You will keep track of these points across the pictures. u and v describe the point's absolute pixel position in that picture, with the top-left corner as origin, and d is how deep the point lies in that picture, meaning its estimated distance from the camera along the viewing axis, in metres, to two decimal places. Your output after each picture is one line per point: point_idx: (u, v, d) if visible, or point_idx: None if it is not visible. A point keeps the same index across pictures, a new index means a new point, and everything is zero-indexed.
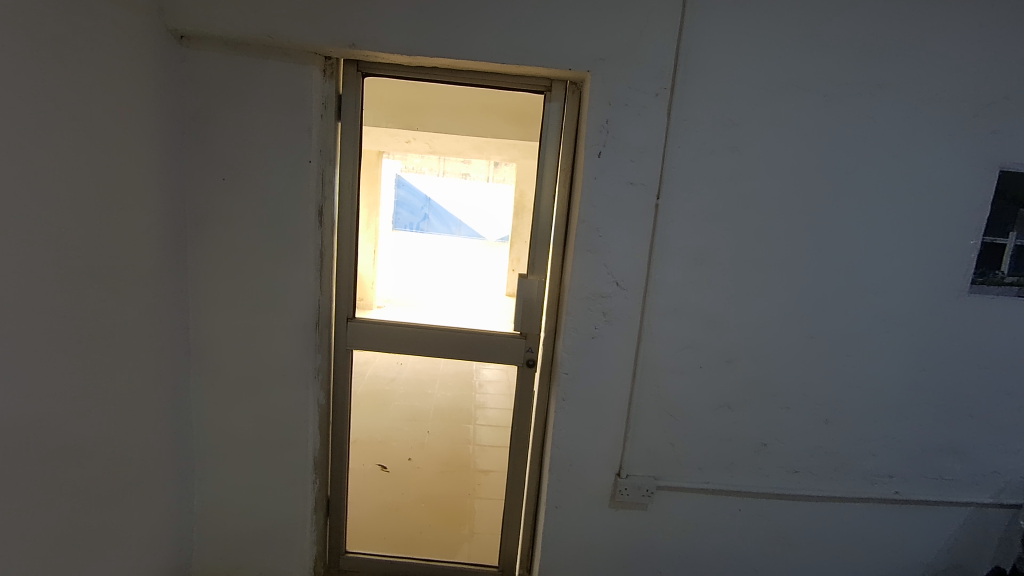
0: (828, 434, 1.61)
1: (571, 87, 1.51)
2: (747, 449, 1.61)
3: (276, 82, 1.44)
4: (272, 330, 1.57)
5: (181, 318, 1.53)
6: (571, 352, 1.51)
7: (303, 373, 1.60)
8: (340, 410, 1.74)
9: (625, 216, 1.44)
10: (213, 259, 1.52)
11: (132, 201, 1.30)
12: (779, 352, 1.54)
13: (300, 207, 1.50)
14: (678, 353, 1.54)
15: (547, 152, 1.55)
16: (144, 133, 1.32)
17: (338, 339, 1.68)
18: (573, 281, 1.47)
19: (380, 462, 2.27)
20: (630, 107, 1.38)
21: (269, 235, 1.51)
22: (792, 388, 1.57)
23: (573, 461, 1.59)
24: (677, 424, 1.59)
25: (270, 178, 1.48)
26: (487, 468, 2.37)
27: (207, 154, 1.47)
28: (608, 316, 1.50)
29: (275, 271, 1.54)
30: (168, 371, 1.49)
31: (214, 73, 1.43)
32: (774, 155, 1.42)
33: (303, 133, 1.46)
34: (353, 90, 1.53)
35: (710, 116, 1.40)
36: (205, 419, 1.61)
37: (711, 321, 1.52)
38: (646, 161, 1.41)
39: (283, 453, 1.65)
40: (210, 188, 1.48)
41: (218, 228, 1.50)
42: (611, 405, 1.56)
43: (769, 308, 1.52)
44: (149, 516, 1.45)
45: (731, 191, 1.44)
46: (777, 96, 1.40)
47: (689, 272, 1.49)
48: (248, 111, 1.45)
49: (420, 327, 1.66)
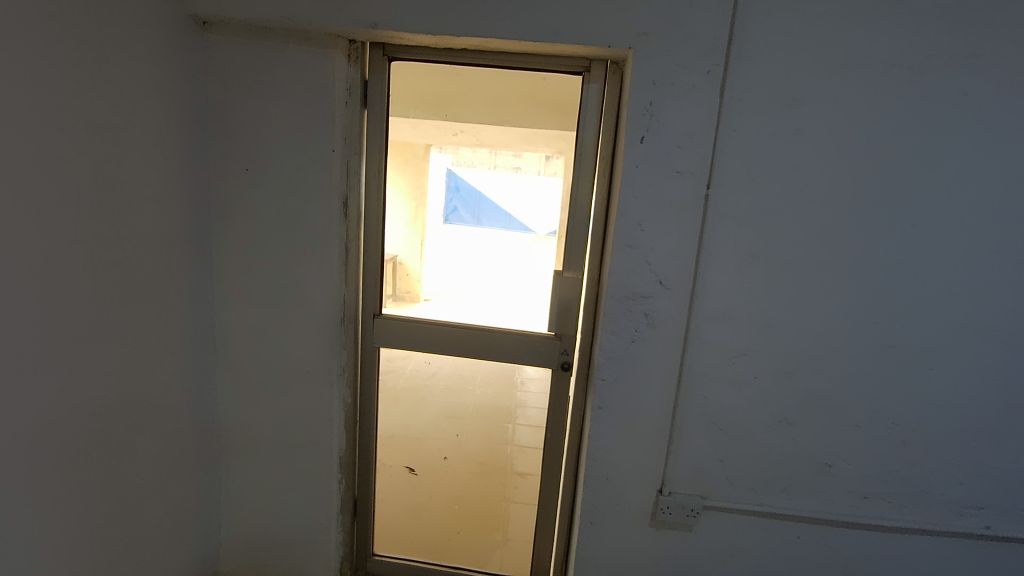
0: (904, 456, 1.41)
1: (611, 67, 1.37)
2: (807, 470, 1.44)
3: (299, 68, 1.38)
4: (295, 326, 1.52)
5: (206, 314, 1.50)
6: (609, 357, 1.38)
7: (327, 372, 1.55)
8: (366, 410, 1.69)
9: (669, 208, 1.29)
10: (235, 251, 1.48)
11: (151, 193, 1.26)
12: (846, 363, 1.36)
13: (324, 199, 1.44)
14: (728, 362, 1.38)
15: (584, 140, 1.42)
16: (164, 124, 1.29)
17: (365, 335, 1.62)
18: (609, 280, 1.34)
19: (407, 465, 2.26)
20: (677, 87, 1.23)
21: (293, 228, 1.46)
22: (861, 402, 1.38)
23: (609, 475, 1.46)
24: (726, 439, 1.43)
25: (293, 167, 1.43)
26: (525, 471, 2.34)
27: (230, 145, 1.43)
28: (649, 319, 1.36)
29: (298, 265, 1.48)
30: (193, 366, 1.46)
31: (236, 61, 1.38)
32: (846, 138, 1.24)
33: (326, 121, 1.40)
34: (379, 76, 1.47)
35: (770, 94, 1.23)
36: (229, 413, 1.58)
37: (766, 326, 1.36)
38: (695, 147, 1.26)
39: (308, 452, 1.60)
40: (234, 180, 1.44)
41: (241, 221, 1.46)
42: (650, 416, 1.42)
43: (833, 314, 1.34)
44: (173, 512, 1.44)
45: (791, 180, 1.27)
46: (848, 70, 1.21)
47: (742, 272, 1.33)
48: (270, 99, 1.39)
49: (451, 327, 1.58)
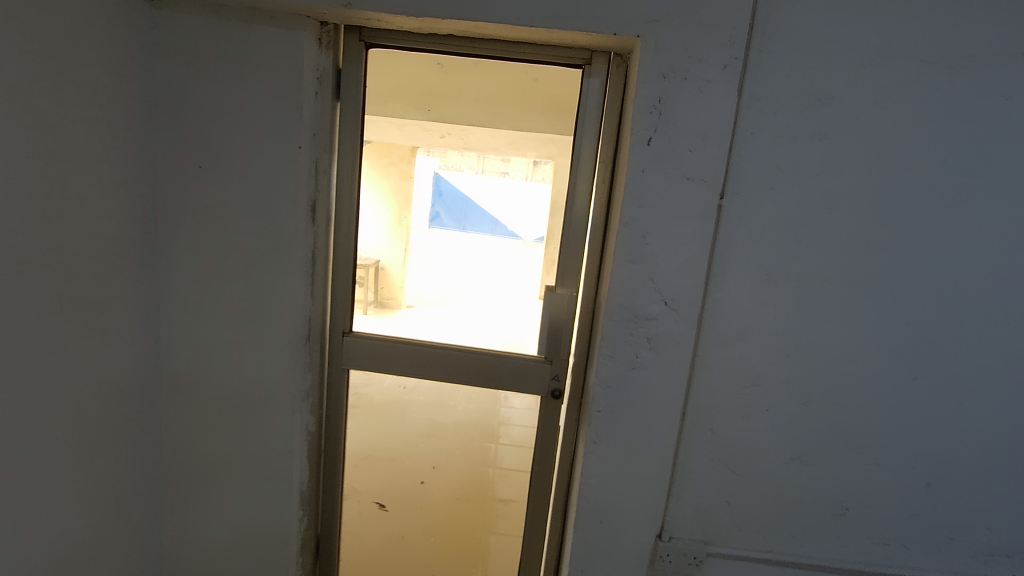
0: (928, 499, 1.27)
1: (615, 60, 1.23)
2: (823, 514, 1.29)
3: (263, 52, 1.21)
4: (253, 344, 1.34)
5: (151, 329, 1.31)
6: (606, 385, 1.23)
7: (289, 396, 1.37)
8: (333, 436, 1.52)
9: (677, 220, 1.14)
10: (184, 258, 1.30)
11: (86, 190, 1.08)
12: (869, 395, 1.22)
13: (289, 201, 1.27)
14: (738, 393, 1.24)
15: (583, 141, 1.28)
16: (103, 110, 1.10)
17: (333, 353, 1.46)
18: (610, 299, 1.18)
19: (377, 500, 2.08)
20: (691, 83, 1.09)
21: (251, 233, 1.28)
22: (883, 439, 1.24)
23: (604, 517, 1.30)
24: (733, 477, 1.29)
25: (254, 165, 1.25)
26: (508, 498, 2.21)
27: (181, 137, 1.25)
28: (653, 343, 1.20)
29: (257, 275, 1.30)
30: (132, 389, 1.27)
31: (190, 40, 1.21)
32: (878, 145, 1.11)
33: (293, 113, 1.23)
34: (355, 65, 1.31)
35: (793, 94, 1.10)
36: (176, 440, 1.40)
37: (782, 353, 1.21)
38: (709, 152, 1.11)
39: (267, 485, 1.42)
40: (184, 177, 1.26)
41: (192, 224, 1.28)
42: (652, 452, 1.26)
43: (856, 341, 1.20)
44: (105, 558, 1.24)
45: (815, 191, 1.14)
46: (882, 70, 1.08)
47: (757, 292, 1.19)
48: (229, 86, 1.22)
49: (430, 346, 1.42)
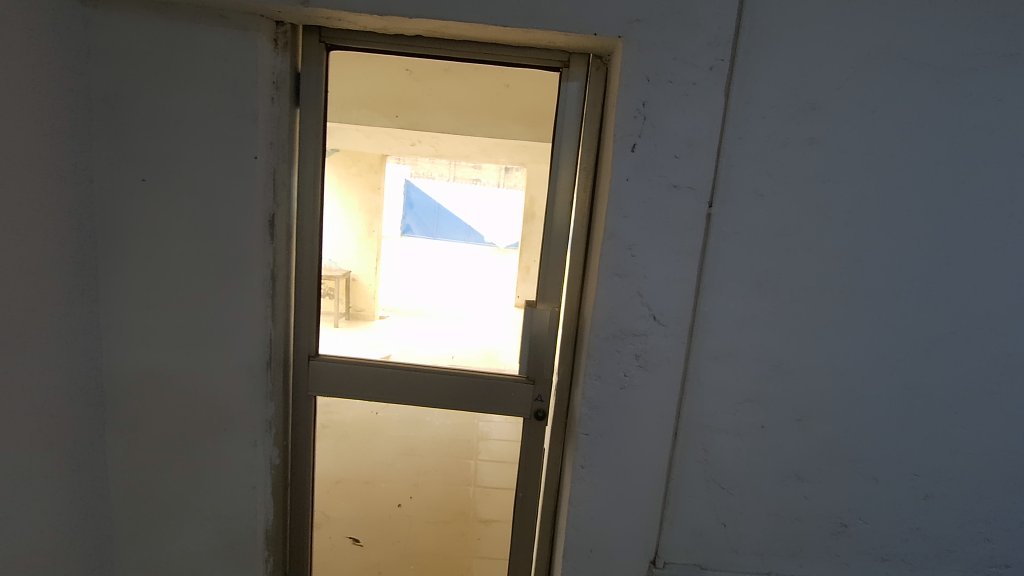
0: (927, 512, 1.23)
1: (594, 62, 1.16)
2: (821, 532, 1.24)
3: (211, 55, 1.10)
4: (208, 372, 1.22)
5: (92, 362, 1.18)
6: (593, 407, 1.15)
7: (250, 428, 1.26)
8: (300, 468, 1.41)
9: (664, 230, 1.08)
10: (128, 281, 1.17)
11: (8, 208, 0.96)
12: (865, 407, 1.18)
13: (245, 217, 1.16)
14: (731, 410, 1.18)
15: (562, 149, 1.21)
16: (28, 118, 0.98)
17: (298, 379, 1.35)
18: (595, 315, 1.11)
19: (351, 534, 1.91)
20: (676, 86, 1.02)
21: (203, 253, 1.17)
22: (880, 452, 1.20)
23: (594, 547, 1.23)
24: (727, 498, 1.23)
25: (204, 177, 1.14)
26: (490, 517, 2.11)
27: (123, 148, 1.13)
28: (642, 361, 1.13)
29: (211, 298, 1.19)
30: (70, 429, 1.14)
31: (130, 43, 1.10)
32: (869, 149, 1.07)
33: (247, 121, 1.13)
34: (315, 68, 1.22)
35: (782, 97, 1.05)
36: (123, 483, 1.26)
37: (776, 367, 1.16)
38: (696, 158, 1.05)
39: (227, 526, 1.30)
40: (126, 192, 1.14)
41: (137, 244, 1.16)
42: (643, 476, 1.19)
43: (850, 352, 1.15)
44: None
45: (806, 197, 1.09)
46: (871, 71, 1.04)
47: (748, 304, 1.13)
48: (175, 92, 1.11)
49: (404, 369, 1.32)
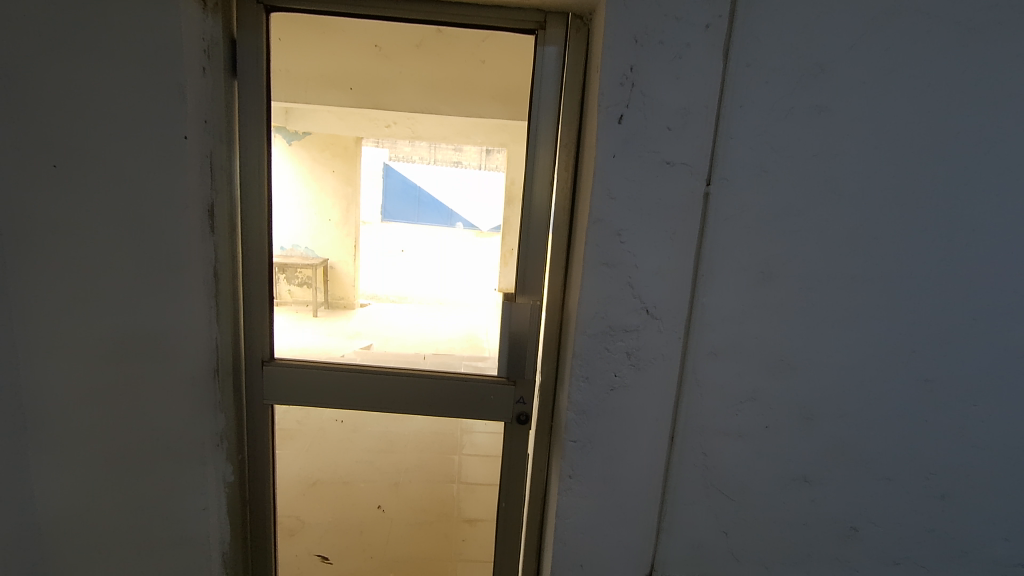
0: (941, 511, 1.14)
1: (573, 22, 1.02)
2: (830, 537, 1.15)
3: (125, 17, 0.94)
4: (145, 384, 1.08)
5: (7, 381, 1.02)
6: (581, 412, 1.03)
7: (198, 444, 1.12)
8: (260, 483, 1.28)
9: (656, 213, 0.95)
10: (44, 285, 1.02)
11: None
12: (877, 403, 1.08)
13: (178, 207, 1.01)
14: (731, 409, 1.07)
15: (540, 123, 1.07)
16: None
17: (253, 386, 1.22)
18: (582, 310, 0.98)
19: (320, 551, 1.75)
20: (667, 46, 0.89)
21: (132, 249, 1.02)
22: (893, 450, 1.10)
23: (585, 561, 1.12)
24: (729, 504, 1.12)
25: (127, 162, 0.99)
26: (473, 517, 2.00)
27: (27, 131, 0.97)
28: (633, 359, 1.02)
29: (144, 301, 1.04)
30: None
31: (26, 4, 0.93)
32: (883, 117, 0.95)
33: (173, 95, 0.97)
34: (252, 34, 1.06)
35: (786, 58, 0.92)
36: (54, 514, 1.11)
37: (780, 362, 1.05)
38: (691, 129, 0.92)
39: (177, 553, 1.16)
40: (35, 182, 0.98)
41: (52, 243, 1.00)
42: (637, 485, 1.08)
43: (861, 343, 1.04)
44: None
45: (814, 172, 0.97)
46: (886, 28, 0.92)
47: (750, 293, 1.02)
48: (85, 63, 0.95)
49: (371, 373, 1.20)
